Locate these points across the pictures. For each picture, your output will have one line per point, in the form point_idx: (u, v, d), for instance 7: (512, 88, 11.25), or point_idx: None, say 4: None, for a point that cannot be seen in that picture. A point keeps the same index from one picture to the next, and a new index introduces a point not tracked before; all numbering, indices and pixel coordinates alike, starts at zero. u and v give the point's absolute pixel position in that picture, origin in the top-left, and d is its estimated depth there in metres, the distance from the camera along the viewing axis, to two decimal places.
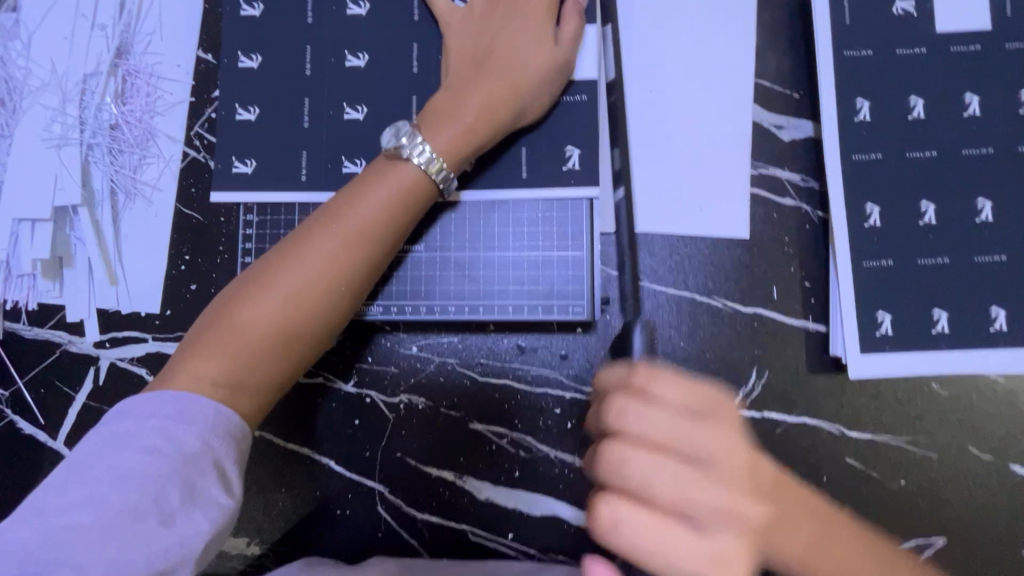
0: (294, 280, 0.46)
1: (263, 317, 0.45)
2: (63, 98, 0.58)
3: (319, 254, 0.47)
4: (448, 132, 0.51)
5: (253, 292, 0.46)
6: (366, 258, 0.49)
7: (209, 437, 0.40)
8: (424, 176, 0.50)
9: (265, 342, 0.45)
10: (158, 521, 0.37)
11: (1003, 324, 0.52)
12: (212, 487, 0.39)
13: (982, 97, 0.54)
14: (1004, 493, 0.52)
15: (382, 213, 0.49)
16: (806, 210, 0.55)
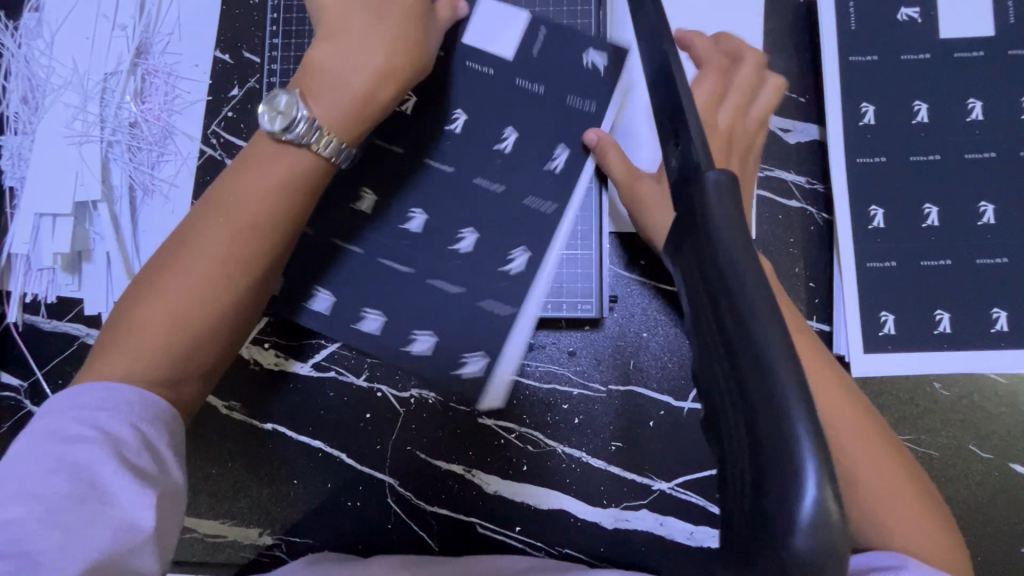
0: (178, 274, 0.43)
1: (149, 315, 0.41)
2: (84, 96, 0.60)
3: (202, 245, 0.43)
4: (331, 100, 0.47)
5: (145, 292, 0.43)
6: (264, 248, 0.45)
7: (139, 421, 0.38)
8: (309, 149, 0.45)
9: (165, 341, 0.41)
10: (101, 501, 0.35)
11: (1005, 325, 0.53)
12: (150, 465, 0.37)
13: (984, 102, 0.55)
14: (1004, 491, 0.53)
15: (278, 196, 0.45)
16: (811, 212, 0.56)
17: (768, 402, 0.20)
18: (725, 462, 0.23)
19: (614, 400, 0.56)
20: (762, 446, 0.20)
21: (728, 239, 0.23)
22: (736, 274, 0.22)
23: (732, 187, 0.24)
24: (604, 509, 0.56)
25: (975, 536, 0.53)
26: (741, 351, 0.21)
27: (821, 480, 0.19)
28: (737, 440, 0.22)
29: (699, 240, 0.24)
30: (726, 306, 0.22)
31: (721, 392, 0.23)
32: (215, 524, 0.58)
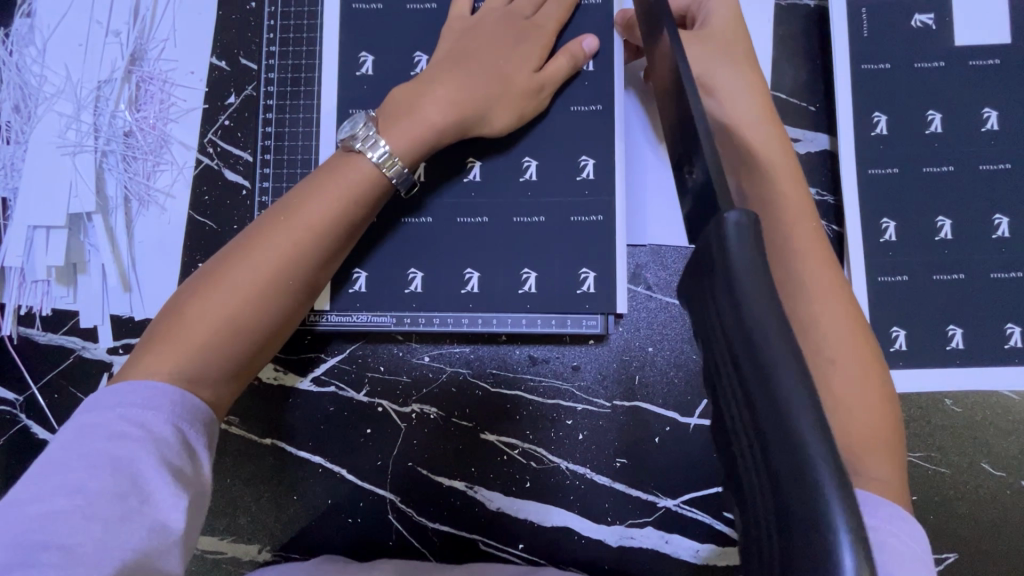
0: (238, 278, 0.44)
1: (209, 314, 0.43)
2: (78, 105, 0.58)
3: (264, 246, 0.45)
4: (403, 130, 0.49)
5: (200, 290, 0.43)
6: (321, 254, 0.47)
7: (181, 423, 0.39)
8: (377, 171, 0.48)
9: (218, 339, 0.42)
10: (139, 499, 0.35)
11: (1019, 341, 0.52)
12: (189, 469, 0.38)
13: (1000, 112, 0.54)
14: (1016, 509, 0.52)
15: (338, 209, 0.47)
16: (821, 224, 0.55)
17: (796, 465, 0.20)
18: (750, 514, 0.23)
19: (618, 417, 0.55)
20: (789, 503, 0.20)
21: (748, 286, 0.22)
22: (761, 329, 0.21)
23: (755, 229, 0.23)
24: (609, 526, 0.55)
25: (986, 556, 0.52)
26: (766, 411, 0.21)
27: (855, 547, 0.18)
28: (762, 499, 0.22)
29: (719, 285, 0.24)
30: (749, 360, 0.22)
31: (741, 441, 0.23)
32: (214, 540, 0.57)
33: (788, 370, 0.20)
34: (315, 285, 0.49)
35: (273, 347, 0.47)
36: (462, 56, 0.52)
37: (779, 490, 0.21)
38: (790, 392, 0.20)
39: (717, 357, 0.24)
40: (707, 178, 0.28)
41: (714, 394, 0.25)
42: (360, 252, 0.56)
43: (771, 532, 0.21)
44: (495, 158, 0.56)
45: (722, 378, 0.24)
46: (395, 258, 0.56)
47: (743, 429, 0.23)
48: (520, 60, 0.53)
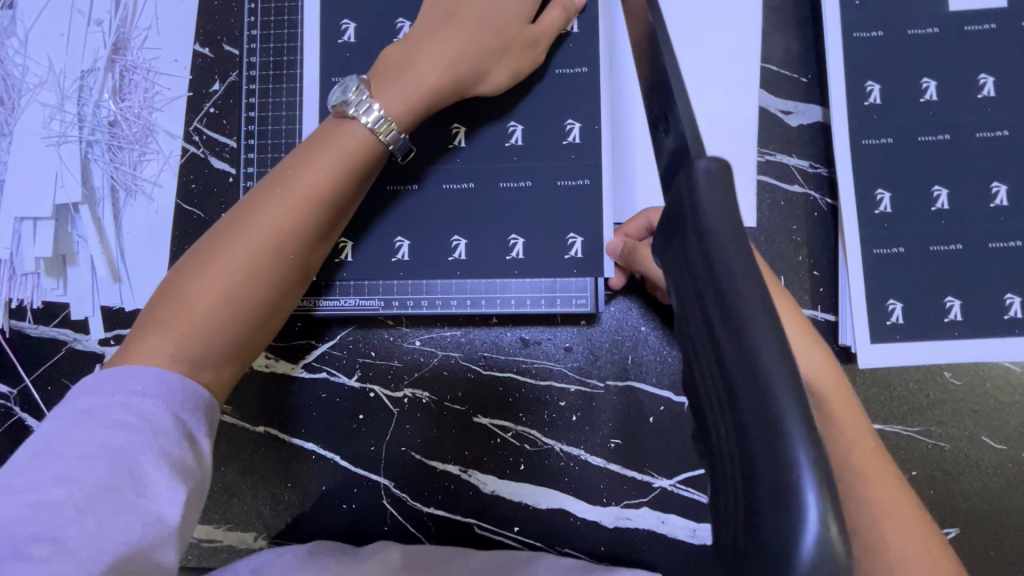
0: (235, 253, 0.43)
1: (209, 292, 0.42)
2: (61, 95, 0.58)
3: (262, 219, 0.44)
4: (398, 91, 0.48)
5: (195, 269, 0.42)
6: (317, 226, 0.46)
7: (180, 412, 0.38)
8: (371, 136, 0.47)
9: (219, 317, 0.42)
10: (135, 492, 0.34)
11: (1018, 311, 0.51)
12: (189, 459, 0.37)
13: (996, 78, 0.52)
14: (1018, 483, 0.51)
15: (332, 179, 0.46)
16: (814, 197, 0.54)
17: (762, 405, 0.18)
18: (721, 472, 0.22)
19: (612, 396, 0.55)
20: (756, 464, 0.19)
21: (716, 227, 0.22)
22: (726, 271, 0.21)
23: (726, 176, 0.23)
24: (604, 507, 0.55)
25: (990, 531, 0.51)
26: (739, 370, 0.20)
27: (823, 507, 0.16)
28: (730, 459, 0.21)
29: (691, 232, 0.23)
30: (716, 303, 0.21)
31: (715, 399, 0.22)
32: (210, 528, 0.57)
33: (757, 319, 0.19)
34: (311, 258, 0.48)
35: (276, 323, 0.47)
36: (449, 12, 0.50)
37: (747, 445, 0.19)
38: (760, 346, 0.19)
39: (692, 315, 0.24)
40: (681, 135, 0.28)
41: (689, 353, 0.25)
42: (347, 236, 0.56)
43: (738, 491, 0.20)
44: (480, 138, 0.55)
45: (695, 334, 0.24)
46: (382, 241, 0.56)
47: (714, 387, 0.22)
48: (512, 12, 0.50)
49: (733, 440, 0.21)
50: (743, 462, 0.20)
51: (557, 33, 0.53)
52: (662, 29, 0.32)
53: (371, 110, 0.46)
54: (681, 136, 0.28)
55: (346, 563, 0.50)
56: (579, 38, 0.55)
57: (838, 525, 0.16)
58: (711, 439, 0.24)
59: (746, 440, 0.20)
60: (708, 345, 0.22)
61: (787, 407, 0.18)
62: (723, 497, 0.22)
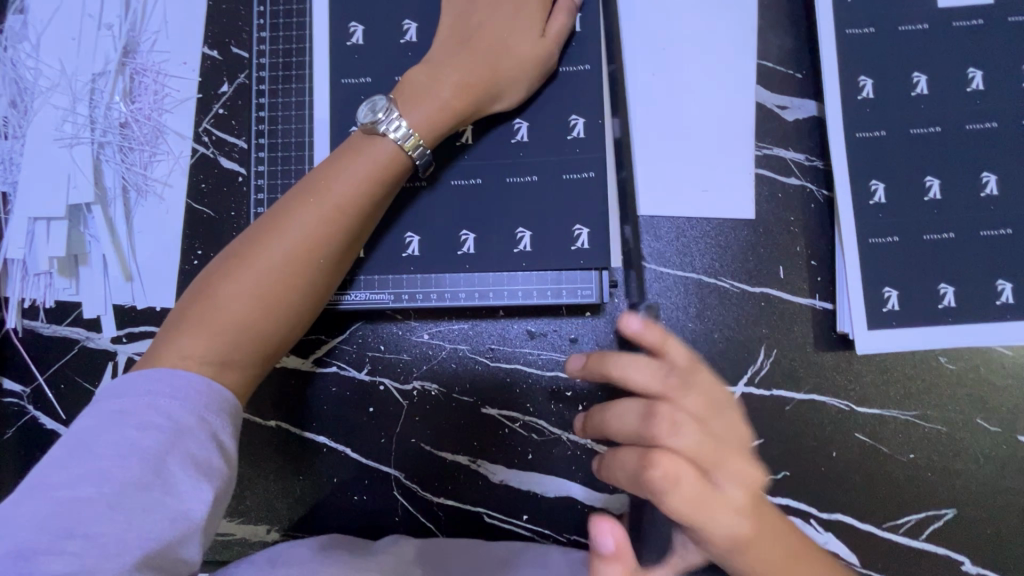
0: (270, 260, 0.45)
1: (239, 296, 0.43)
2: (73, 97, 0.59)
3: (292, 228, 0.45)
4: (419, 106, 0.50)
5: (225, 272, 0.44)
6: (345, 235, 0.47)
7: (207, 413, 0.39)
8: (397, 148, 0.48)
9: (248, 320, 0.43)
10: (162, 491, 0.35)
11: (1010, 297, 0.53)
12: (215, 459, 0.38)
13: (984, 72, 0.54)
14: (1014, 464, 0.53)
15: (364, 188, 0.48)
16: (811, 189, 0.56)
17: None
18: None
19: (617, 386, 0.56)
20: None
21: None
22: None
23: None
24: (611, 495, 0.56)
25: (986, 511, 0.52)
26: None
27: None
28: None
29: None
30: None
31: None
32: (223, 522, 0.58)
33: None
34: (341, 263, 0.49)
35: (301, 328, 0.48)
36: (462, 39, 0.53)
37: None
38: None
39: None
40: None
41: None
42: None
43: None
44: (485, 135, 0.57)
45: None
46: (391, 237, 0.57)
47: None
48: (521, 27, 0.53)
49: None
50: None
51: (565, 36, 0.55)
52: None
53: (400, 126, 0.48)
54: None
55: (360, 556, 0.51)
56: (580, 36, 0.56)
57: None
58: None
59: None
60: None
61: None
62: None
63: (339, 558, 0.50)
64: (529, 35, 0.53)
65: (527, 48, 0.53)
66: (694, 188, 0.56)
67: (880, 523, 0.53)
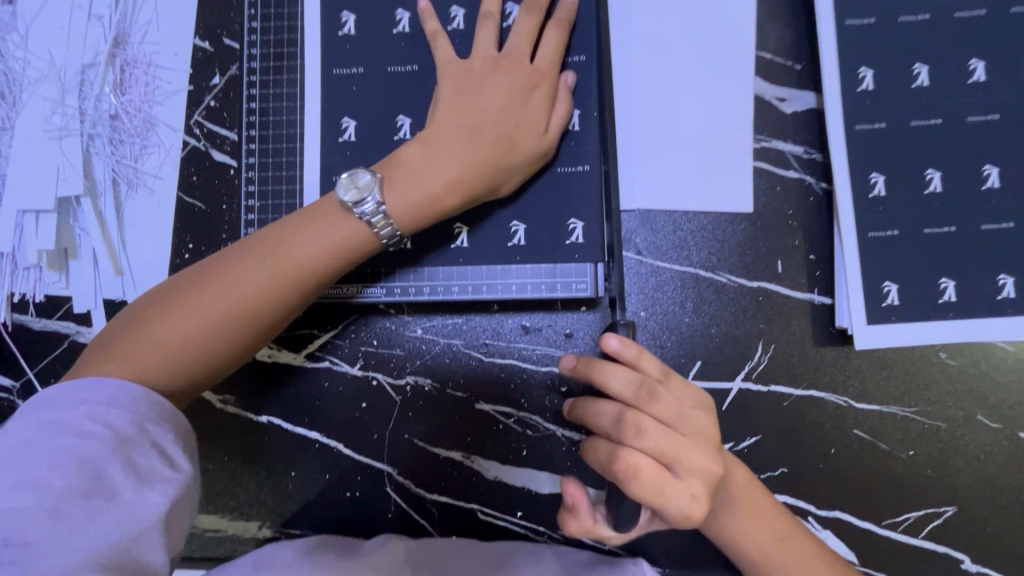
0: (214, 306, 0.44)
1: (174, 334, 0.43)
2: (63, 88, 0.58)
3: (245, 279, 0.45)
4: (406, 196, 0.48)
5: (170, 306, 0.44)
6: (296, 296, 0.46)
7: (145, 423, 0.39)
8: (372, 234, 0.48)
9: (175, 360, 0.43)
10: (105, 497, 0.35)
11: (1012, 291, 0.52)
12: (159, 466, 0.38)
13: (986, 63, 0.53)
14: (1014, 461, 0.52)
15: (324, 254, 0.47)
16: (810, 182, 0.55)
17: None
18: None
19: None
20: None
21: None
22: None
23: None
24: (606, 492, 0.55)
25: (984, 508, 0.52)
26: None
27: None
28: None
29: None
30: None
31: None
32: (214, 518, 0.57)
33: None
34: (287, 320, 0.49)
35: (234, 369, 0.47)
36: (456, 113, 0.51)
37: None
38: None
39: None
40: None
41: None
42: None
43: None
44: None
45: None
46: None
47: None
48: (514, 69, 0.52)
49: None
50: None
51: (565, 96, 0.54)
52: None
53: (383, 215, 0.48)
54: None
55: (349, 557, 0.52)
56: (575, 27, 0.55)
57: None
58: None
59: None
60: None
61: None
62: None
63: (324, 563, 0.50)
64: (532, 123, 0.52)
65: (532, 140, 0.52)
66: (690, 181, 0.55)
67: (878, 521, 0.53)
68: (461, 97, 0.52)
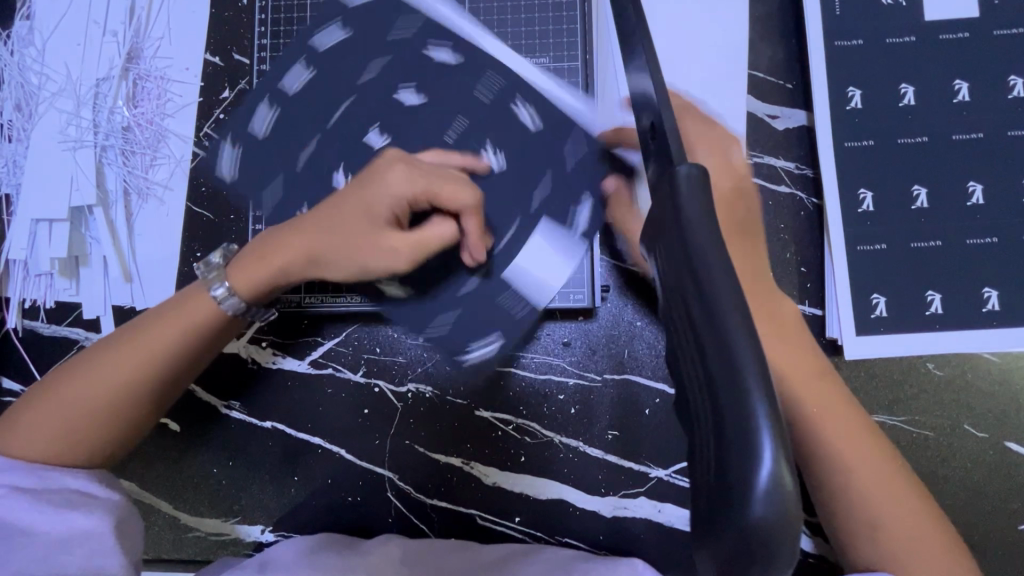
0: (34, 421, 0.47)
1: (36, 419, 0.47)
2: (77, 101, 0.60)
3: (106, 361, 0.48)
4: (249, 268, 0.50)
5: (77, 377, 0.48)
6: (157, 376, 0.49)
7: (45, 476, 0.46)
8: (212, 313, 0.50)
9: (43, 438, 0.47)
10: (23, 533, 0.43)
11: (996, 304, 0.53)
12: (59, 493, 0.46)
13: (970, 83, 0.55)
14: (1000, 470, 0.53)
15: (174, 346, 0.49)
16: (801, 197, 0.57)
17: (723, 347, 0.20)
18: (697, 437, 0.24)
19: (610, 389, 0.57)
20: (722, 421, 0.20)
21: (695, 217, 0.23)
22: (698, 239, 0.22)
23: (705, 180, 0.24)
24: (602, 497, 0.56)
25: (971, 515, 0.53)
26: (712, 351, 0.21)
27: (777, 451, 0.19)
28: (703, 427, 0.23)
29: (670, 224, 0.25)
30: (693, 284, 0.22)
31: (694, 380, 0.23)
32: (217, 521, 0.59)
33: (732, 308, 0.21)
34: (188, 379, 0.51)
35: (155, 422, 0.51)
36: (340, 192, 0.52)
37: (717, 410, 0.21)
38: (734, 328, 0.20)
39: (673, 305, 0.24)
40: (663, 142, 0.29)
41: (673, 343, 0.26)
42: None
43: (710, 445, 0.22)
44: (479, 142, 0.58)
45: (675, 319, 0.24)
46: None
47: (685, 343, 0.23)
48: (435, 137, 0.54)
49: (705, 404, 0.22)
50: (714, 424, 0.21)
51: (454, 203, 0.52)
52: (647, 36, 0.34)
53: (221, 293, 0.50)
54: (652, 112, 0.30)
55: (348, 557, 0.53)
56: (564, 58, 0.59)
57: (791, 471, 0.19)
58: (689, 413, 0.25)
59: (716, 406, 0.21)
60: (686, 326, 0.23)
61: (752, 376, 0.20)
62: (699, 450, 0.24)
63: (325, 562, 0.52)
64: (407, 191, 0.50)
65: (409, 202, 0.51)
66: None
67: None
68: (365, 178, 0.51)
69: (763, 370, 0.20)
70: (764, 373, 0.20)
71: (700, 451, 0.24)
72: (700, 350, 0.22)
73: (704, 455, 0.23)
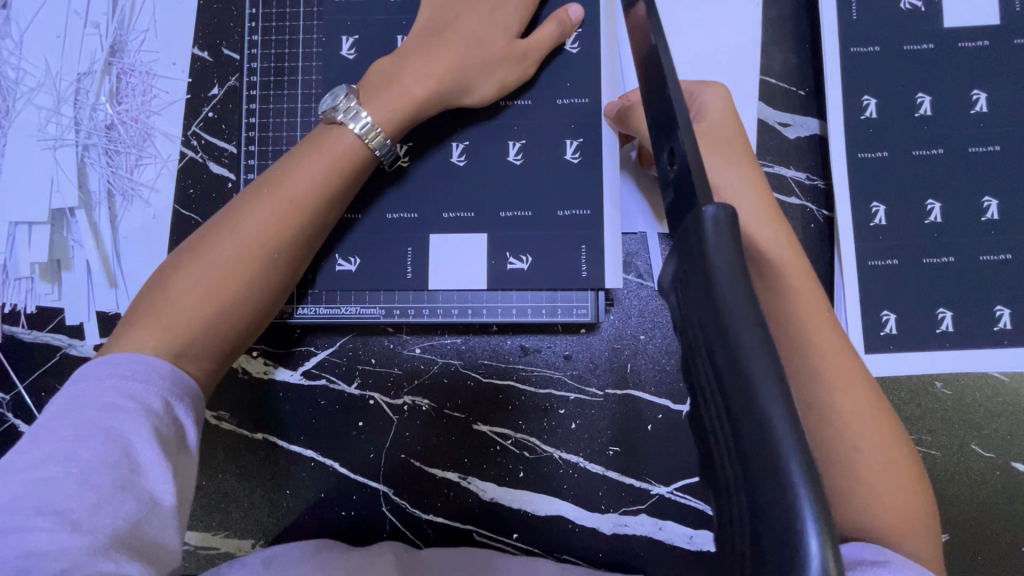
0: (189, 299, 0.41)
1: (184, 287, 0.42)
2: (58, 97, 0.57)
3: (239, 217, 0.44)
4: (384, 100, 0.49)
5: (204, 247, 0.43)
6: (300, 209, 0.45)
7: (171, 398, 0.38)
8: (360, 142, 0.48)
9: (197, 304, 0.41)
10: (130, 471, 0.35)
11: (1008, 322, 0.52)
12: (172, 439, 0.37)
13: (988, 94, 0.54)
14: (1006, 491, 0.53)
15: (322, 181, 0.46)
16: (812, 209, 0.55)
17: (762, 433, 0.20)
18: (728, 498, 0.24)
19: (610, 405, 0.55)
20: (761, 495, 0.20)
21: (722, 270, 0.22)
22: (729, 307, 0.22)
23: (732, 224, 0.24)
24: (603, 514, 0.55)
25: (975, 536, 0.52)
26: (745, 419, 0.21)
27: (822, 537, 0.18)
28: (735, 488, 0.23)
29: (697, 274, 0.24)
30: (721, 346, 0.22)
31: (723, 439, 0.23)
32: (208, 535, 0.57)
33: (765, 374, 0.20)
34: (319, 234, 0.48)
35: (290, 286, 0.47)
36: (425, 41, 0.51)
37: (754, 481, 0.21)
38: (767, 394, 0.20)
39: (700, 360, 0.24)
40: (687, 172, 0.28)
41: (696, 394, 0.26)
42: (344, 244, 0.56)
43: (744, 509, 0.22)
44: (478, 149, 0.56)
45: (703, 374, 0.24)
46: (385, 254, 0.56)
47: (717, 416, 0.23)
48: (502, 26, 0.52)
49: (739, 471, 0.22)
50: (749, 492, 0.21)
51: (551, 46, 0.54)
52: (665, 50, 0.32)
53: (367, 123, 0.47)
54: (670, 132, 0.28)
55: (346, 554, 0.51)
56: (577, 54, 0.56)
57: (838, 560, 0.18)
58: (716, 468, 0.25)
59: (750, 475, 0.21)
60: (715, 386, 0.23)
61: (789, 451, 0.19)
62: (729, 507, 0.24)
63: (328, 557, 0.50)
64: (500, 23, 0.52)
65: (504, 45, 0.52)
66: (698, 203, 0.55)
67: None
68: (451, 23, 0.52)
69: (800, 442, 0.19)
70: (802, 445, 0.19)
71: (731, 518, 0.24)
72: (731, 412, 0.22)
73: (738, 518, 0.23)
